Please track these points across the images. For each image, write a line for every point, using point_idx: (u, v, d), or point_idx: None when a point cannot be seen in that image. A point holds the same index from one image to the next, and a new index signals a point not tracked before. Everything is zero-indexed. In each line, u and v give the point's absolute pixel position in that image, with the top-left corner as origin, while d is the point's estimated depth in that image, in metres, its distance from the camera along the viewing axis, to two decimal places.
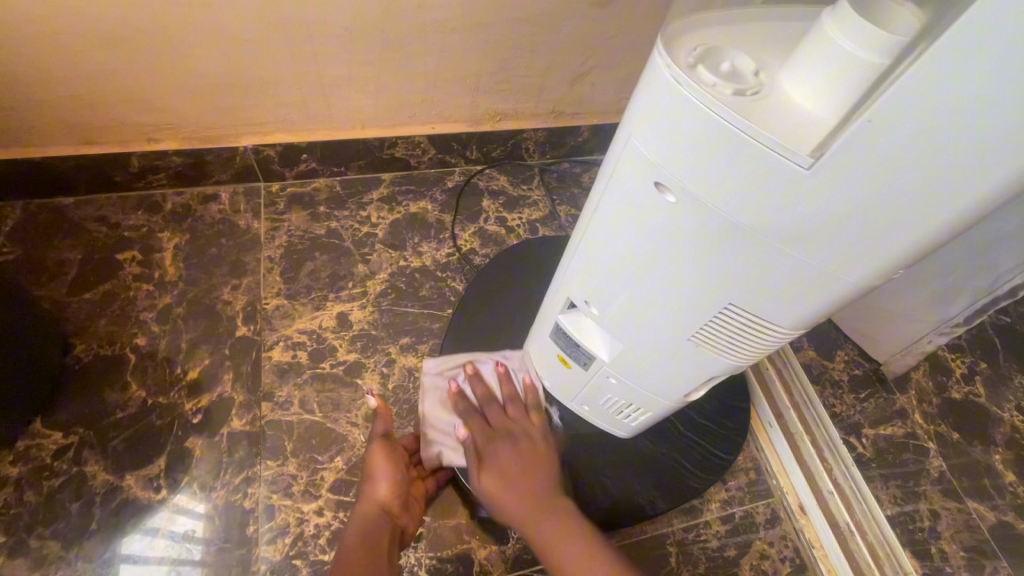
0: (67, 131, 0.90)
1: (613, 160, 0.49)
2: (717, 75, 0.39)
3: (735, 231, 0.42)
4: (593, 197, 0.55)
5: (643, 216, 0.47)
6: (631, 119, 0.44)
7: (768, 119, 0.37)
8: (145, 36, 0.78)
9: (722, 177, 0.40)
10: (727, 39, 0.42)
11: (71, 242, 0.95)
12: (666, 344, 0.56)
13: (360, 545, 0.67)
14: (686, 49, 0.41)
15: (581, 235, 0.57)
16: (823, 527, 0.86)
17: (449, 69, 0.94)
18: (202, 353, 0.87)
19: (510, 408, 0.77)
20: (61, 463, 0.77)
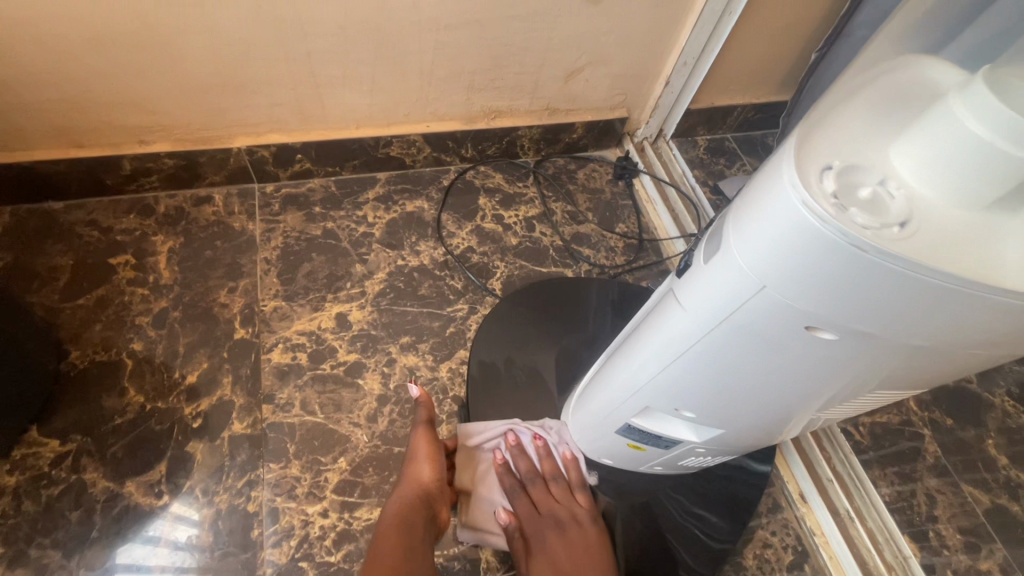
0: (55, 134, 0.88)
1: (718, 297, 0.43)
2: (870, 213, 0.35)
3: (903, 353, 0.40)
4: (671, 320, 0.49)
5: (772, 349, 0.44)
6: (755, 264, 0.39)
7: (955, 254, 0.34)
8: (135, 36, 0.77)
9: (899, 320, 0.36)
10: (843, 153, 0.38)
11: (62, 247, 0.93)
12: (787, 420, 0.56)
13: (401, 523, 0.66)
14: (817, 182, 0.36)
15: (661, 359, 0.52)
16: (823, 516, 0.86)
17: (443, 67, 0.94)
18: (200, 357, 0.86)
19: (554, 487, 0.76)
20: (60, 472, 0.76)
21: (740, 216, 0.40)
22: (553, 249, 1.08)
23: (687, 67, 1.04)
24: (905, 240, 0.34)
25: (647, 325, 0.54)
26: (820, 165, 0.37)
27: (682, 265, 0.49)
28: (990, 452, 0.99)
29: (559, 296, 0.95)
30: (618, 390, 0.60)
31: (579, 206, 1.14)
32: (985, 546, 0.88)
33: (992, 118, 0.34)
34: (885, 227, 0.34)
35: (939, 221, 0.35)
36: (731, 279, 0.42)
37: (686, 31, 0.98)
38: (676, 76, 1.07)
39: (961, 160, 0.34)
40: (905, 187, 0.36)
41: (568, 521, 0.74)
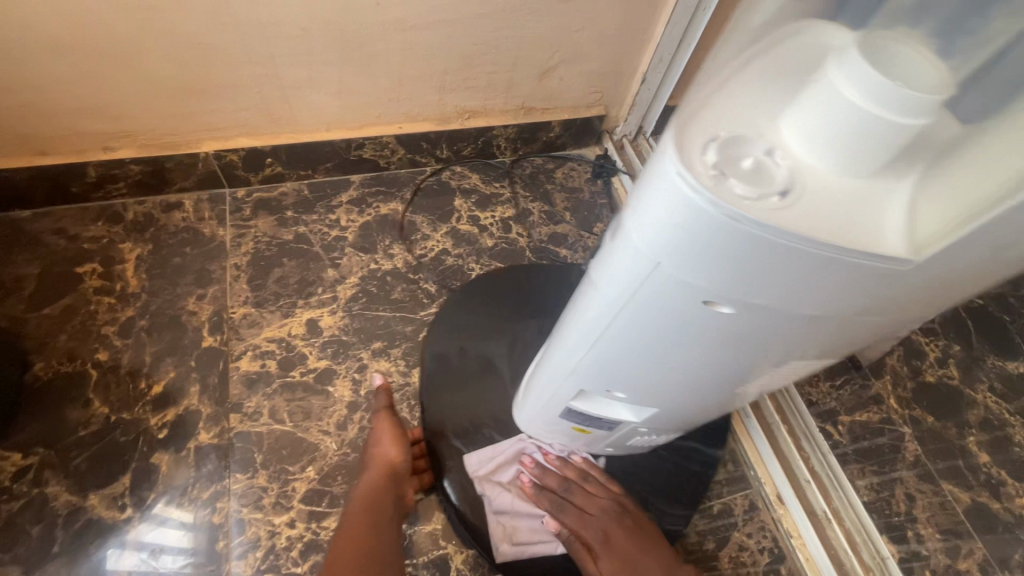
0: (17, 143, 0.87)
1: (622, 277, 0.42)
2: (749, 184, 0.33)
3: (798, 321, 0.39)
4: (589, 302, 0.48)
5: (678, 325, 0.42)
6: (650, 244, 0.37)
7: (836, 222, 0.32)
8: (91, 40, 0.75)
9: (786, 288, 0.35)
10: (729, 120, 0.34)
11: (28, 257, 0.92)
12: (711, 393, 0.55)
13: (370, 508, 0.67)
14: (698, 154, 0.34)
15: (583, 343, 0.51)
16: (799, 517, 0.91)
17: (413, 67, 0.92)
18: (167, 365, 0.85)
19: (587, 485, 0.75)
20: (21, 485, 0.75)
21: (637, 194, 0.38)
22: (530, 250, 1.06)
23: (663, 64, 1.03)
24: (783, 212, 0.32)
25: (573, 308, 0.53)
26: (704, 134, 0.34)
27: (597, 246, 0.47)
28: None
29: (516, 278, 0.95)
30: (552, 376, 0.59)
31: (556, 206, 1.13)
32: None
33: (863, 81, 0.31)
34: (764, 201, 0.32)
35: (818, 189, 0.33)
36: (634, 262, 0.40)
37: (660, 28, 0.97)
38: (652, 72, 1.05)
39: (836, 125, 0.32)
40: (787, 154, 0.34)
41: (616, 510, 0.73)
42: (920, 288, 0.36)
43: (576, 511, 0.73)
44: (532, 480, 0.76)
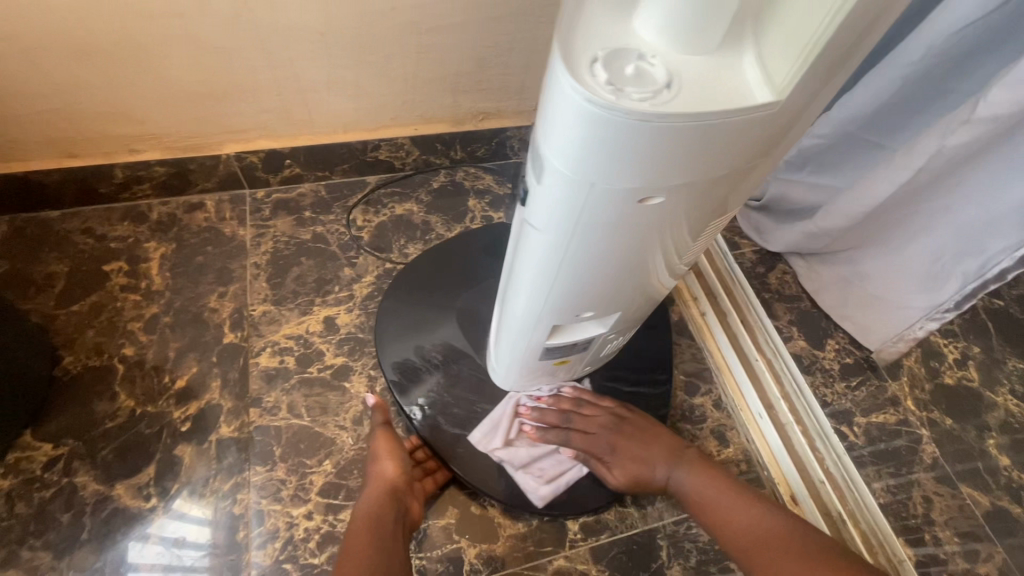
0: (49, 145, 0.90)
1: (560, 207, 0.44)
2: (636, 85, 0.35)
3: (714, 185, 0.43)
4: (533, 244, 0.50)
5: (620, 230, 0.45)
6: (571, 167, 0.40)
7: (716, 94, 0.36)
8: (121, 47, 0.78)
9: (698, 161, 0.39)
10: (603, 38, 0.37)
11: (57, 255, 0.96)
12: (661, 279, 0.60)
13: (370, 523, 0.66)
14: (590, 75, 0.35)
15: (540, 280, 0.53)
16: (815, 518, 0.86)
17: (429, 70, 0.94)
18: (190, 360, 0.88)
19: (585, 409, 0.81)
20: (52, 474, 0.78)
21: (547, 126, 0.40)
22: None
23: None
24: (671, 98, 0.35)
25: (516, 254, 0.55)
26: (585, 53, 0.36)
27: (523, 192, 0.49)
28: (991, 453, 0.97)
29: (470, 250, 0.93)
30: (518, 324, 0.62)
31: None
32: (982, 549, 0.87)
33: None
34: (652, 94, 0.35)
35: (686, 72, 0.36)
36: (563, 188, 0.42)
37: None
38: None
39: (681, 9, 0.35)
40: (656, 49, 0.37)
41: (616, 421, 0.79)
42: (797, 122, 0.41)
43: (581, 434, 0.79)
44: (534, 423, 0.80)
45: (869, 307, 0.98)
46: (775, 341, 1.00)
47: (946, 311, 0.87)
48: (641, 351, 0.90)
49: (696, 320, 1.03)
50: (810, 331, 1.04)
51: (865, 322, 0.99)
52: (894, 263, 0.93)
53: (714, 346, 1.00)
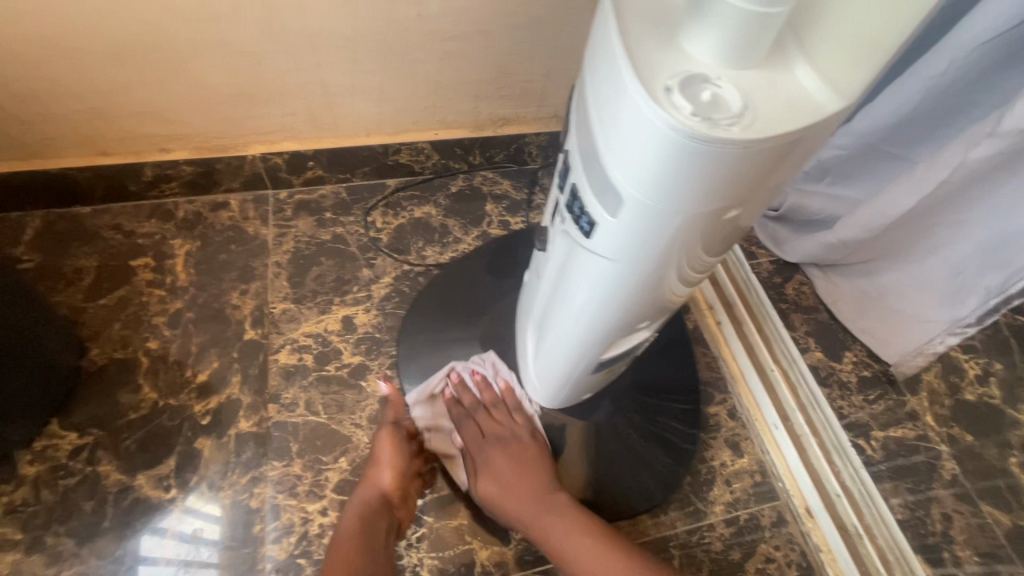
0: (83, 143, 0.93)
1: (633, 233, 0.44)
2: (719, 108, 0.35)
3: (781, 187, 0.44)
4: (601, 271, 0.50)
5: (692, 244, 0.46)
6: (654, 194, 0.40)
7: (793, 108, 0.36)
8: (154, 50, 0.81)
9: (777, 171, 0.39)
10: (668, 69, 0.37)
11: (87, 250, 0.98)
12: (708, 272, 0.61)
13: (361, 528, 0.69)
14: (673, 105, 0.35)
15: (608, 300, 0.53)
16: (830, 532, 0.85)
17: (451, 75, 0.95)
18: (212, 355, 0.89)
19: (495, 411, 0.81)
20: (76, 463, 0.80)
21: (622, 158, 0.39)
22: None
23: None
24: (758, 116, 0.35)
25: (571, 280, 0.55)
26: (659, 84, 0.36)
27: (582, 221, 0.48)
28: None
29: (483, 265, 0.93)
30: (568, 342, 0.62)
31: None
32: None
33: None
34: (739, 116, 0.35)
35: (758, 87, 0.37)
36: (643, 215, 0.42)
37: None
38: None
39: (743, 29, 0.35)
40: (721, 67, 0.37)
41: (511, 438, 0.78)
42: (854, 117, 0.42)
43: (475, 429, 0.79)
44: (453, 394, 0.83)
45: (892, 325, 0.96)
46: (791, 353, 0.99)
47: (968, 326, 0.86)
48: (656, 358, 0.90)
49: (711, 329, 1.02)
50: (827, 342, 1.04)
51: (885, 335, 0.97)
52: (913, 276, 0.92)
53: (730, 355, 0.99)
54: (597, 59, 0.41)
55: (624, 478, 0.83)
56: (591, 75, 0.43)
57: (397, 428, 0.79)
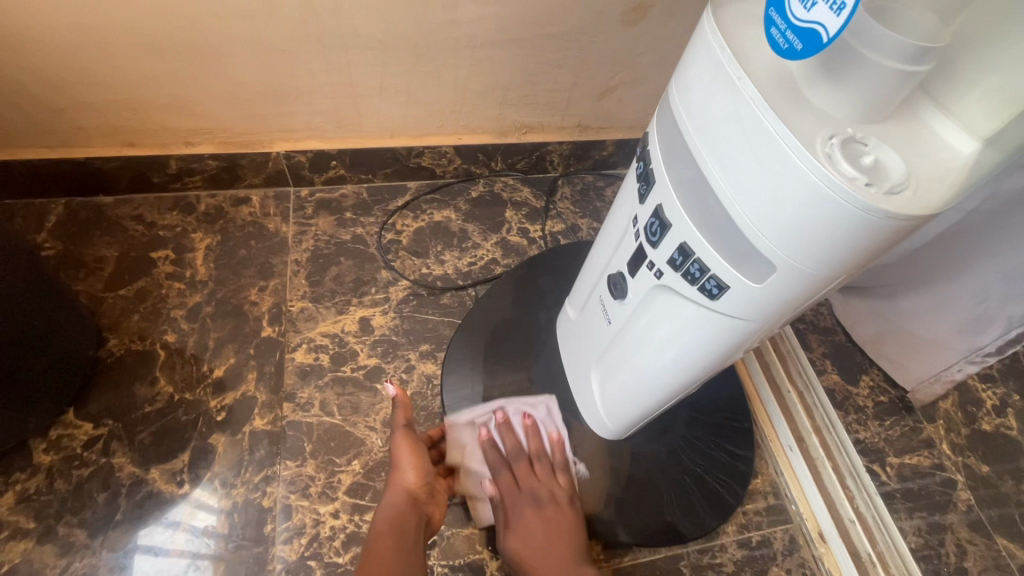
0: (110, 133, 0.93)
1: (772, 293, 0.45)
2: (883, 175, 0.38)
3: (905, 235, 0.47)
4: (724, 326, 0.51)
5: (822, 297, 0.48)
6: (814, 260, 0.41)
7: (940, 164, 0.40)
8: (187, 44, 0.81)
9: None
10: (824, 137, 0.39)
11: (108, 240, 0.99)
12: None
13: (391, 531, 0.68)
14: (843, 173, 0.37)
15: (723, 350, 0.54)
16: (843, 558, 0.84)
17: (478, 81, 0.95)
18: (229, 351, 0.89)
19: (536, 465, 0.79)
20: (91, 454, 0.80)
21: (781, 229, 0.41)
22: None
23: None
24: (921, 178, 0.39)
25: (678, 333, 0.56)
26: (824, 154, 0.38)
27: (707, 285, 0.49)
28: None
29: (510, 301, 0.93)
30: (656, 381, 0.63)
31: None
32: None
33: (897, 50, 0.37)
34: (906, 182, 0.38)
35: (904, 146, 0.40)
36: (792, 280, 0.43)
37: None
38: None
39: (891, 92, 0.39)
40: (861, 129, 0.40)
41: (549, 499, 0.76)
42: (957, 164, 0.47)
43: (511, 481, 0.78)
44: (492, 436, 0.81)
45: (912, 352, 0.94)
46: (807, 373, 0.99)
47: (987, 355, 0.85)
48: None
49: None
50: (843, 365, 1.02)
51: (905, 361, 0.96)
52: (934, 301, 0.89)
53: (746, 375, 0.99)
54: (726, 128, 0.42)
55: (647, 496, 0.82)
56: (711, 142, 0.44)
57: (412, 429, 0.76)
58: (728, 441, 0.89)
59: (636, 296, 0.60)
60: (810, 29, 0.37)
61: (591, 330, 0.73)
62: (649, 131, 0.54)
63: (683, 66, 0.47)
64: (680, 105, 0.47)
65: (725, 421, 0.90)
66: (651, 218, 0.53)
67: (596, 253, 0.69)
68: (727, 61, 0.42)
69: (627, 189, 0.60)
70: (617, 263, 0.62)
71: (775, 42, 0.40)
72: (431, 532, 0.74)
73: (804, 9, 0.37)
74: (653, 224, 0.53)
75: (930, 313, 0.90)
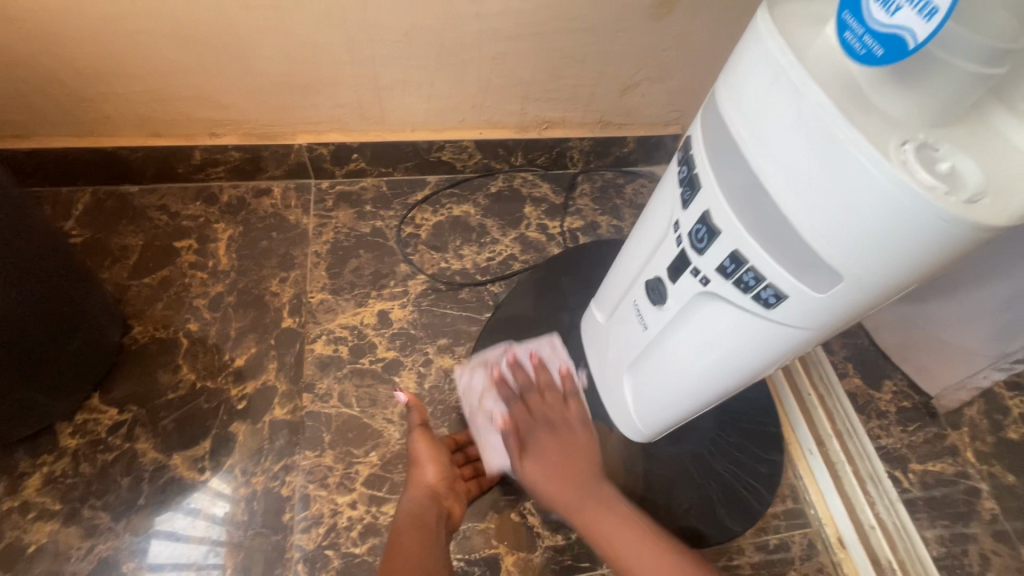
0: (137, 123, 0.95)
1: (835, 301, 0.46)
2: (959, 182, 0.37)
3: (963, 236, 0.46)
4: (779, 333, 0.51)
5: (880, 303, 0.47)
6: (883, 268, 0.41)
7: (1011, 165, 0.39)
8: (216, 37, 0.82)
9: None
10: (898, 143, 0.38)
11: (133, 229, 1.00)
12: None
13: (414, 524, 0.69)
14: (921, 180, 0.37)
15: (776, 354, 0.55)
16: (862, 563, 0.84)
17: (501, 75, 0.95)
18: (249, 341, 0.90)
19: (548, 396, 0.78)
20: (115, 439, 0.81)
21: (851, 238, 0.41)
22: None
23: None
24: (997, 184, 0.38)
25: (729, 342, 0.56)
26: (899, 162, 0.37)
27: (763, 293, 0.49)
28: None
29: (533, 301, 0.93)
30: (699, 385, 0.62)
31: (625, 221, 1.13)
32: None
33: (973, 52, 0.36)
34: (983, 188, 0.37)
35: (971, 148, 0.39)
36: (858, 287, 0.44)
37: None
38: None
39: (961, 93, 0.38)
40: (929, 132, 0.39)
41: (559, 425, 0.76)
42: None
43: (524, 408, 0.77)
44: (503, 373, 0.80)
45: (938, 356, 0.92)
46: (829, 376, 0.98)
47: (1014, 363, 0.84)
48: None
49: None
50: (867, 368, 1.00)
51: (931, 366, 0.93)
52: (963, 311, 0.86)
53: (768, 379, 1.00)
54: (789, 136, 0.42)
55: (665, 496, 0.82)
56: (772, 150, 0.44)
57: (428, 428, 0.78)
58: (749, 444, 0.88)
59: (677, 302, 0.59)
60: (895, 34, 0.36)
61: (624, 334, 0.72)
62: (692, 133, 0.54)
63: (736, 70, 0.47)
64: (734, 111, 0.47)
65: (743, 423, 0.89)
66: (698, 224, 0.52)
67: (631, 257, 0.68)
68: (792, 67, 0.41)
69: (666, 193, 0.59)
70: (656, 268, 0.62)
71: (851, 46, 0.39)
72: (453, 529, 0.75)
73: (886, 14, 0.37)
74: (701, 230, 0.52)
75: (959, 319, 0.87)
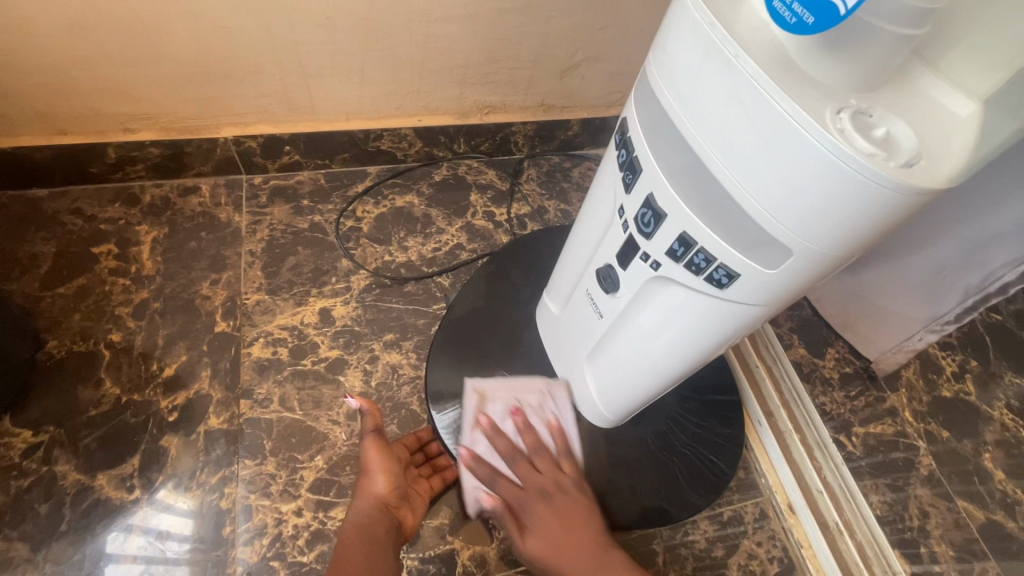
0: (42, 122, 0.87)
1: (789, 278, 0.44)
2: (896, 147, 0.36)
3: None
4: (735, 313, 0.49)
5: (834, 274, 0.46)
6: (831, 240, 0.39)
7: (944, 128, 0.39)
8: (118, 22, 0.75)
9: None
10: (836, 111, 0.37)
11: (43, 235, 0.92)
12: None
13: (366, 537, 0.65)
14: (862, 149, 0.35)
15: (732, 333, 0.53)
16: (812, 528, 0.86)
17: (434, 58, 0.91)
18: (180, 349, 0.85)
19: (538, 459, 0.73)
20: (31, 463, 0.75)
21: (797, 213, 0.39)
22: None
23: None
24: (931, 146, 0.37)
25: (688, 326, 0.53)
26: (837, 130, 0.35)
27: (715, 274, 0.47)
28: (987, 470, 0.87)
29: (483, 292, 0.91)
30: (658, 369, 0.61)
31: (573, 205, 1.12)
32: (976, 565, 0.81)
33: (897, 12, 0.35)
34: (919, 151, 0.36)
35: (904, 112, 0.39)
36: (809, 262, 0.42)
37: None
38: None
39: (889, 56, 0.37)
40: (862, 99, 0.38)
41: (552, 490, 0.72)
42: None
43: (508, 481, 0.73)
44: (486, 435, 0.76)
45: (876, 322, 0.89)
46: (776, 348, 0.99)
47: (946, 324, 0.79)
48: None
49: None
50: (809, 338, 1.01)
51: (870, 334, 0.91)
52: (897, 274, 0.83)
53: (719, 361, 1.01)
54: (724, 111, 0.40)
55: (625, 477, 0.82)
56: (708, 127, 0.41)
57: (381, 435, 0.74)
58: (701, 418, 0.89)
59: (629, 289, 0.57)
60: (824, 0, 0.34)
61: (578, 325, 0.70)
62: (626, 116, 0.51)
63: (666, 44, 0.44)
64: (667, 88, 0.44)
65: (695, 400, 0.90)
66: (643, 208, 0.50)
67: (578, 245, 0.66)
68: (719, 38, 0.38)
69: (607, 178, 0.57)
70: (604, 255, 0.59)
71: (779, 15, 0.37)
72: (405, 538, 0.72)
73: None
74: (646, 214, 0.50)
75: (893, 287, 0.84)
